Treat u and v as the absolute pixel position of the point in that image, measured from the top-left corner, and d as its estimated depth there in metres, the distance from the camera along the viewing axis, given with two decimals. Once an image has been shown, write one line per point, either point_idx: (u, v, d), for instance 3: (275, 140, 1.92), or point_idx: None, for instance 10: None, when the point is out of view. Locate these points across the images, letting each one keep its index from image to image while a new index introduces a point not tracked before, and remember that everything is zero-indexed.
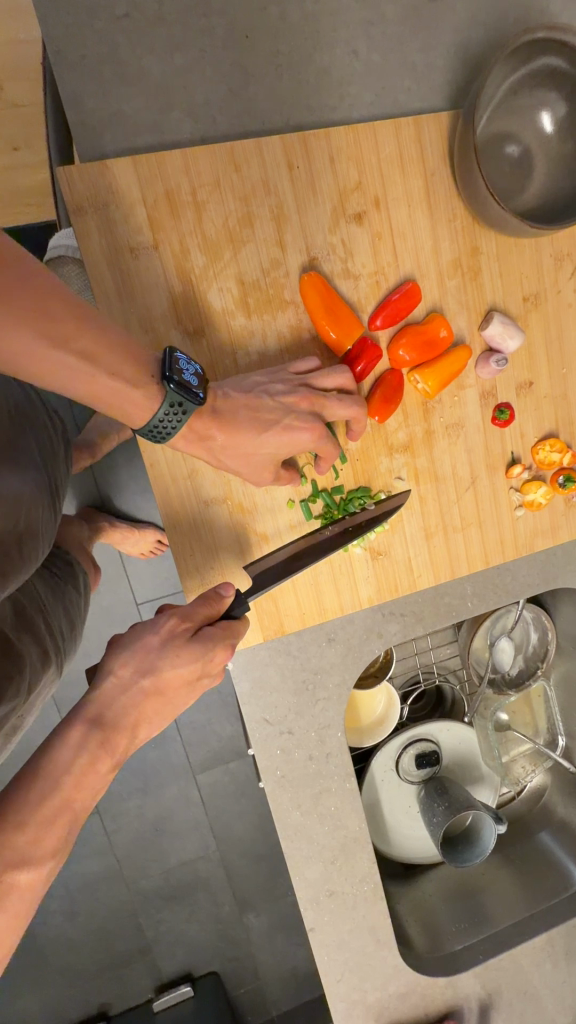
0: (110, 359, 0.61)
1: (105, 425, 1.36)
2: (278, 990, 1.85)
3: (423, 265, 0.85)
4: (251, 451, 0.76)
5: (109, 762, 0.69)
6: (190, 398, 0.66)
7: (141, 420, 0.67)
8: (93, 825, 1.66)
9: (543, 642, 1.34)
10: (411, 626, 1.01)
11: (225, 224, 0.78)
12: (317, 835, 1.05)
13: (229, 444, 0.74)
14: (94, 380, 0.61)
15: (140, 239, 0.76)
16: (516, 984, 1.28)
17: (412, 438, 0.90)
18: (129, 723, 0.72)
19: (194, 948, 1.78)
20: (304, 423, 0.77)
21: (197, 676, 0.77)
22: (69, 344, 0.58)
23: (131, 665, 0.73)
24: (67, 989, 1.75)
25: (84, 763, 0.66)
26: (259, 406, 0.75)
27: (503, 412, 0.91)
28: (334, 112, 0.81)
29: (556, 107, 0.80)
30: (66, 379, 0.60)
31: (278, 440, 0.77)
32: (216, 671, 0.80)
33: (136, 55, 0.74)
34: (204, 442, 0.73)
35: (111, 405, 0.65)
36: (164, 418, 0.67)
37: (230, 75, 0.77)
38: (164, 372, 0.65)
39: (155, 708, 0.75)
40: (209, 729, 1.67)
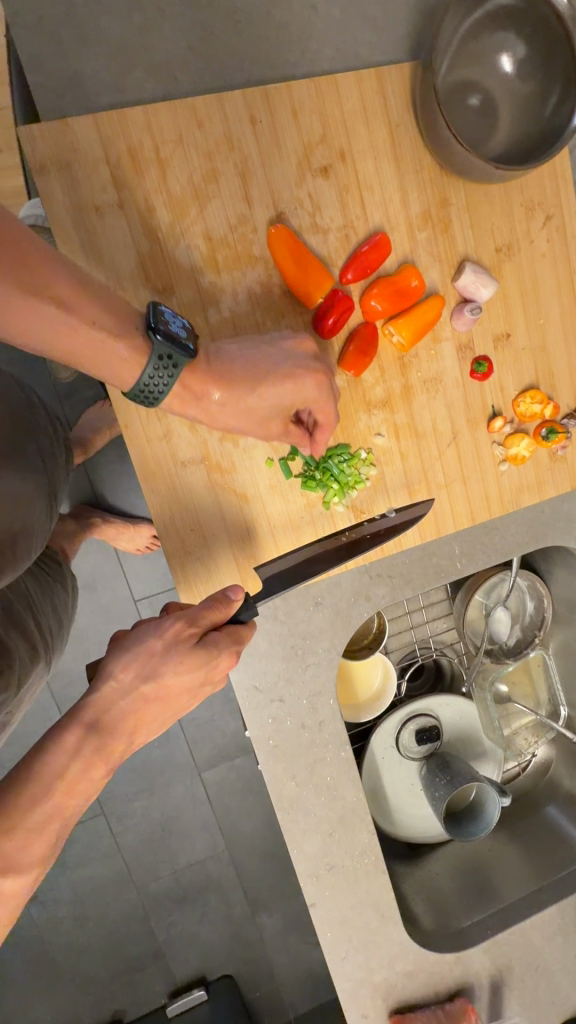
0: (89, 307, 0.59)
1: (94, 418, 1.36)
2: (295, 991, 1.81)
3: (392, 217, 0.85)
4: (253, 407, 0.75)
5: (104, 770, 0.67)
6: (179, 350, 0.65)
7: (129, 378, 0.65)
8: (99, 828, 1.64)
9: (539, 609, 1.31)
10: (399, 589, 1.00)
11: (189, 181, 0.78)
12: (314, 806, 1.03)
13: (228, 402, 0.73)
14: (76, 334, 0.59)
15: (105, 197, 0.76)
16: (527, 959, 1.25)
17: (391, 394, 0.90)
18: (127, 729, 0.70)
19: (207, 950, 1.76)
20: (306, 367, 0.76)
21: (200, 683, 0.74)
22: (48, 293, 0.56)
23: (133, 671, 0.70)
24: (81, 997, 1.72)
25: (75, 774, 0.65)
26: (260, 358, 0.75)
27: (481, 364, 0.90)
28: (296, 66, 0.81)
29: (516, 48, 0.80)
30: (45, 335, 0.58)
31: (278, 392, 0.76)
32: (221, 676, 0.77)
33: (94, 16, 0.74)
34: (199, 398, 0.71)
35: (96, 363, 0.63)
36: (152, 377, 0.66)
37: (190, 32, 0.77)
38: (149, 325, 0.64)
39: (152, 712, 0.72)
40: (212, 724, 1.65)
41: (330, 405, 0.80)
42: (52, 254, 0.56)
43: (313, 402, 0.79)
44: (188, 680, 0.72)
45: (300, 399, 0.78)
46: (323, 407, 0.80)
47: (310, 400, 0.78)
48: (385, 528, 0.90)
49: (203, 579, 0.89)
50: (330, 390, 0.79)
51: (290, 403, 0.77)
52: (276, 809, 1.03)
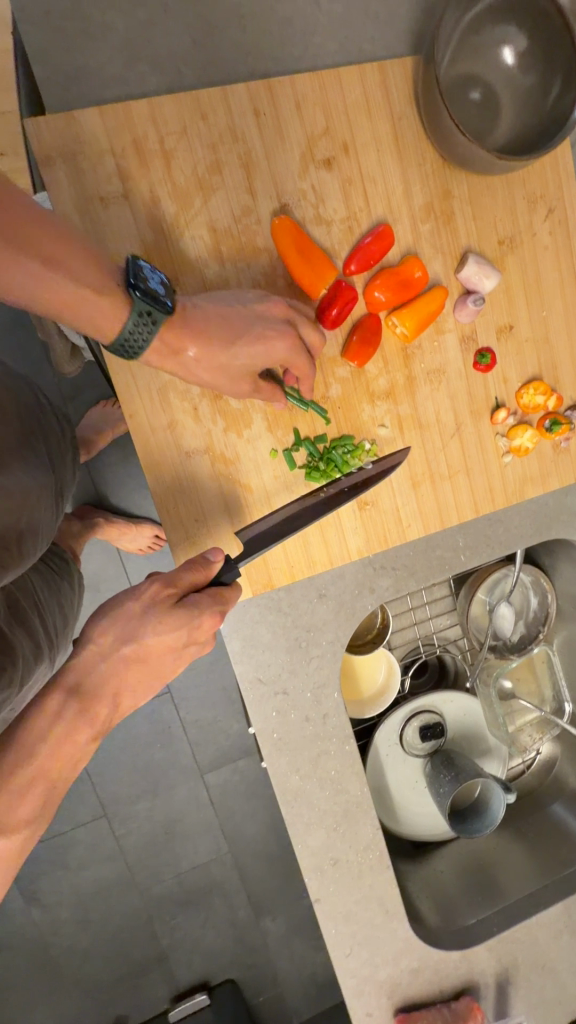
0: (71, 262, 0.60)
1: (98, 418, 1.37)
2: (299, 997, 1.80)
3: (395, 209, 0.85)
4: (227, 363, 0.75)
5: (88, 733, 0.72)
6: (158, 305, 0.66)
7: (111, 330, 0.66)
8: (102, 830, 1.63)
9: (544, 605, 1.31)
10: (403, 582, 1.00)
11: (194, 173, 0.79)
12: (317, 800, 1.03)
13: (203, 358, 0.73)
14: (58, 286, 0.60)
15: (110, 189, 0.77)
16: (532, 957, 1.24)
17: (394, 385, 0.90)
18: (110, 692, 0.75)
19: (211, 954, 1.74)
20: (276, 327, 0.77)
21: (184, 645, 0.77)
22: (25, 248, 0.57)
23: (112, 635, 0.74)
24: (84, 1002, 1.71)
25: (58, 737, 0.69)
26: (232, 317, 0.75)
27: (484, 356, 0.91)
28: (300, 60, 0.82)
29: (517, 41, 0.81)
30: (27, 286, 0.59)
31: (251, 351, 0.76)
32: (206, 637, 0.78)
33: (100, 10, 0.75)
34: (176, 356, 0.72)
35: (79, 313, 0.64)
36: (133, 330, 0.67)
37: (194, 26, 0.78)
38: (128, 280, 0.64)
39: (137, 676, 0.76)
40: (216, 726, 1.65)
41: (306, 368, 0.81)
42: (32, 209, 0.57)
43: (289, 360, 0.79)
44: (170, 640, 0.76)
45: (273, 359, 0.78)
46: (301, 362, 0.80)
47: (282, 360, 0.79)
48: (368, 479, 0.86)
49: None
50: (305, 349, 0.79)
51: (263, 363, 0.78)
52: (280, 803, 1.03)
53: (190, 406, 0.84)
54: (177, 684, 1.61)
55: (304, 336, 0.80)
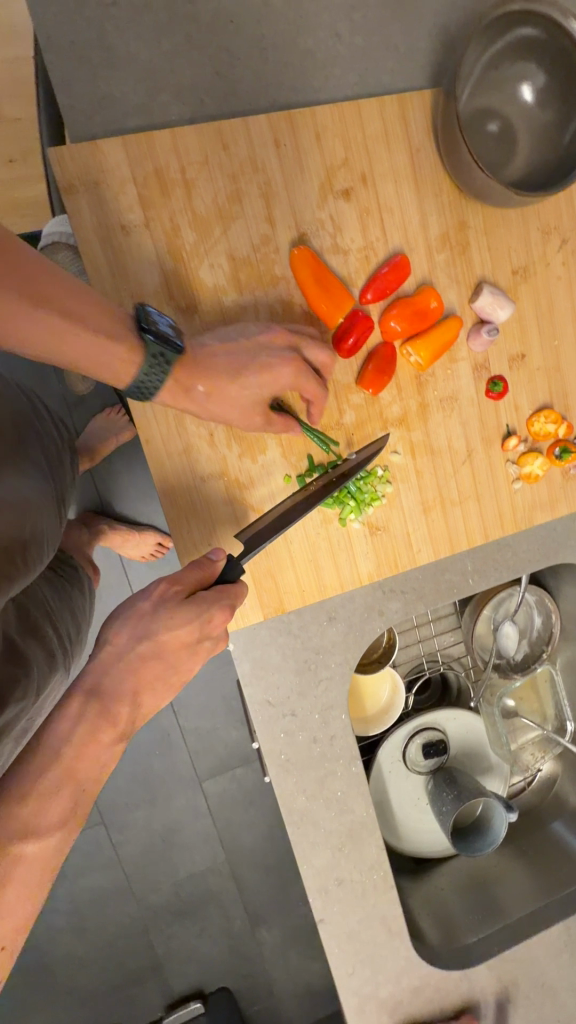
0: (85, 311, 0.62)
1: (102, 427, 1.37)
2: (293, 1007, 1.80)
3: (411, 238, 0.86)
4: (236, 394, 0.77)
5: (111, 734, 0.71)
6: (170, 346, 0.68)
7: (125, 376, 0.68)
8: (100, 838, 1.63)
9: (547, 624, 1.33)
10: (412, 605, 1.00)
11: (214, 201, 0.79)
12: (323, 820, 1.03)
13: (213, 394, 0.75)
14: (76, 337, 0.62)
15: (132, 217, 0.77)
16: (533, 976, 1.25)
17: (407, 411, 0.91)
18: (129, 692, 0.74)
19: (206, 964, 1.75)
20: (280, 356, 0.78)
21: (196, 644, 0.77)
22: (45, 303, 0.59)
23: (125, 634, 0.75)
24: (77, 1009, 1.71)
25: (80, 738, 0.69)
26: (235, 349, 0.77)
27: (496, 384, 0.92)
28: (319, 92, 0.82)
29: (536, 78, 0.82)
30: (42, 337, 0.61)
31: (257, 380, 0.78)
32: (218, 634, 0.79)
33: (124, 41, 0.76)
34: (188, 395, 0.74)
35: (94, 361, 0.65)
36: (148, 375, 0.69)
37: (216, 57, 0.79)
38: (140, 326, 0.67)
39: (155, 674, 0.76)
40: (216, 735, 1.65)
41: (316, 392, 0.82)
42: (45, 266, 0.59)
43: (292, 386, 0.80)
44: (184, 635, 0.76)
45: (277, 388, 0.79)
46: (305, 384, 0.81)
47: (288, 386, 0.80)
48: (351, 468, 0.84)
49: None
50: (311, 374, 0.81)
51: (269, 392, 0.79)
52: (286, 824, 1.03)
53: (206, 432, 0.85)
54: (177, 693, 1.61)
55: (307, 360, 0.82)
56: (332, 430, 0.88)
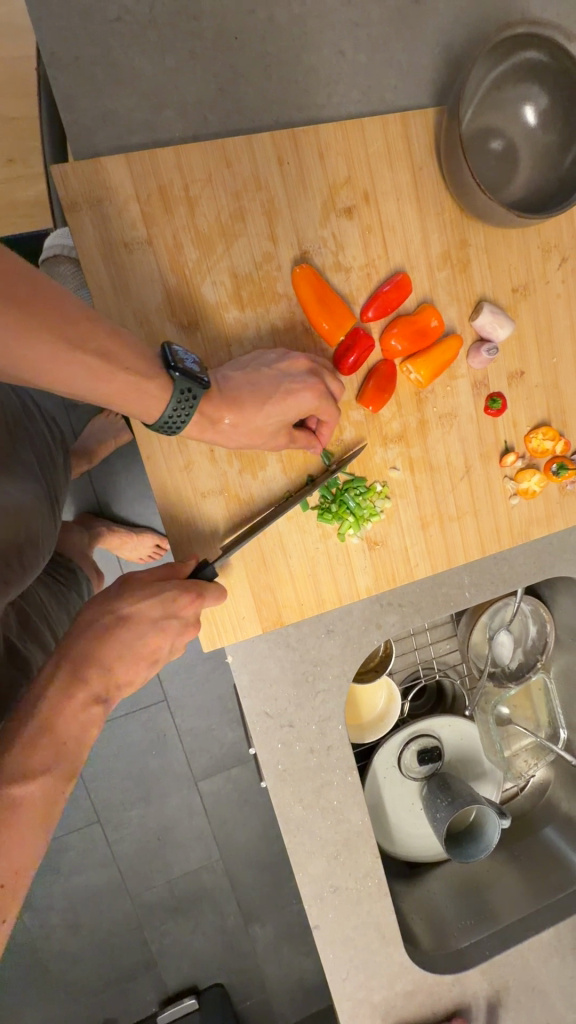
0: (120, 353, 0.63)
1: (100, 428, 1.37)
2: (285, 1003, 1.82)
3: (413, 257, 0.87)
4: (258, 423, 0.78)
5: (86, 696, 0.63)
6: (196, 383, 0.69)
7: (154, 414, 0.69)
8: (95, 835, 1.64)
9: (542, 634, 1.34)
10: (409, 618, 1.01)
11: (217, 220, 0.79)
12: (320, 829, 1.05)
13: (239, 425, 0.76)
14: (111, 377, 0.63)
15: (135, 234, 0.77)
16: (523, 980, 1.27)
17: (406, 428, 0.91)
18: (101, 660, 0.65)
19: (200, 959, 1.76)
20: (303, 380, 0.79)
21: (162, 621, 0.71)
22: (83, 347, 0.59)
23: (93, 606, 0.69)
24: (71, 1004, 1.72)
25: (55, 694, 0.61)
26: (260, 376, 0.78)
27: (495, 401, 0.93)
28: (323, 110, 0.83)
29: (539, 100, 0.82)
30: (81, 380, 0.61)
31: (282, 406, 0.78)
32: (188, 615, 0.74)
33: (128, 57, 0.76)
34: (214, 427, 0.75)
35: (126, 401, 0.66)
36: (175, 411, 0.69)
37: (220, 74, 0.79)
38: (167, 362, 0.68)
39: (125, 644, 0.67)
40: (211, 735, 1.66)
41: (333, 414, 0.83)
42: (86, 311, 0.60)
43: (313, 409, 0.81)
44: (150, 610, 0.71)
45: (301, 413, 0.80)
46: (325, 409, 0.82)
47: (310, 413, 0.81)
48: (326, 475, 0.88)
49: (220, 612, 0.89)
50: (330, 398, 0.82)
51: (293, 417, 0.80)
52: (283, 833, 1.05)
53: (207, 449, 0.85)
54: (173, 693, 1.62)
55: (330, 388, 0.83)
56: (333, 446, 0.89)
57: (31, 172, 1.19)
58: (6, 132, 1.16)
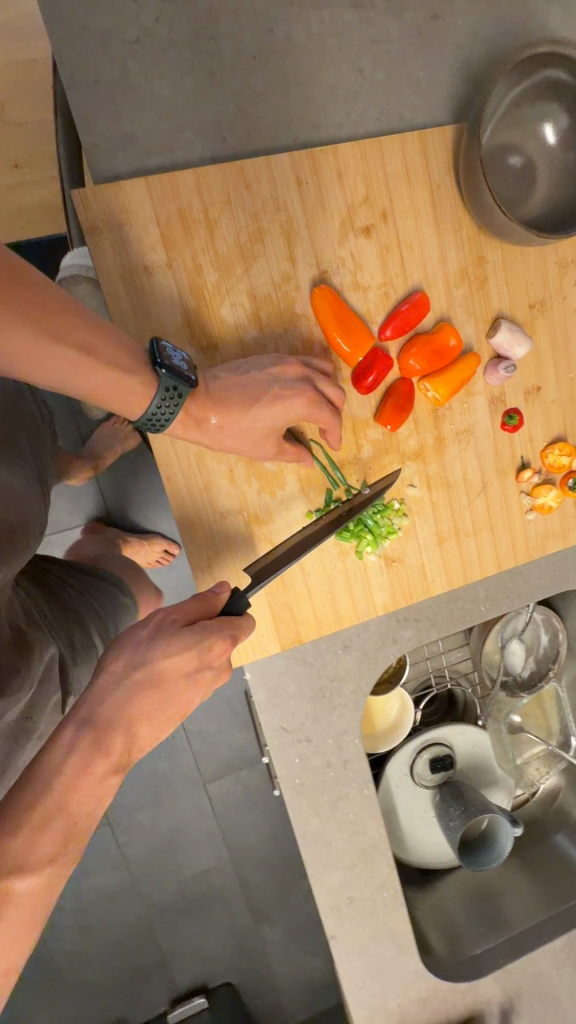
0: (105, 349, 0.63)
1: (107, 434, 1.35)
2: (295, 999, 1.84)
3: (430, 275, 0.87)
4: (250, 430, 0.77)
5: (105, 766, 0.65)
6: (183, 381, 0.68)
7: (140, 412, 0.69)
8: (106, 837, 1.65)
9: (554, 642, 1.32)
10: (425, 631, 1.01)
11: (236, 240, 0.79)
12: (336, 840, 1.05)
13: (226, 426, 0.76)
14: (92, 370, 0.63)
15: (155, 257, 0.77)
16: (536, 986, 1.28)
17: (424, 445, 0.91)
18: (125, 722, 0.68)
19: (210, 959, 1.77)
20: (293, 388, 0.78)
21: (194, 674, 0.72)
22: (62, 338, 0.59)
23: (122, 660, 0.70)
24: (84, 1002, 1.74)
25: (73, 769, 0.63)
26: (249, 381, 0.77)
27: (512, 417, 0.92)
28: (341, 128, 0.82)
29: (559, 117, 0.82)
30: (61, 373, 0.62)
31: (269, 412, 0.78)
32: (220, 663, 0.74)
33: (147, 79, 0.76)
34: (200, 426, 0.74)
35: (112, 400, 0.67)
36: (159, 408, 0.69)
37: (239, 93, 0.79)
38: (155, 361, 0.67)
39: (150, 706, 0.69)
40: (220, 738, 1.66)
41: (329, 421, 0.82)
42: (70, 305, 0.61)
43: (306, 418, 0.81)
44: (182, 661, 0.71)
45: (290, 419, 0.79)
46: (322, 417, 0.81)
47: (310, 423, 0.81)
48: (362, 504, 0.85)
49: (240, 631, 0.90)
50: (324, 405, 0.80)
51: (283, 425, 0.79)
52: (299, 844, 1.05)
53: (226, 467, 0.85)
54: None
55: (323, 391, 0.81)
56: (350, 464, 0.89)
57: (39, 178, 1.18)
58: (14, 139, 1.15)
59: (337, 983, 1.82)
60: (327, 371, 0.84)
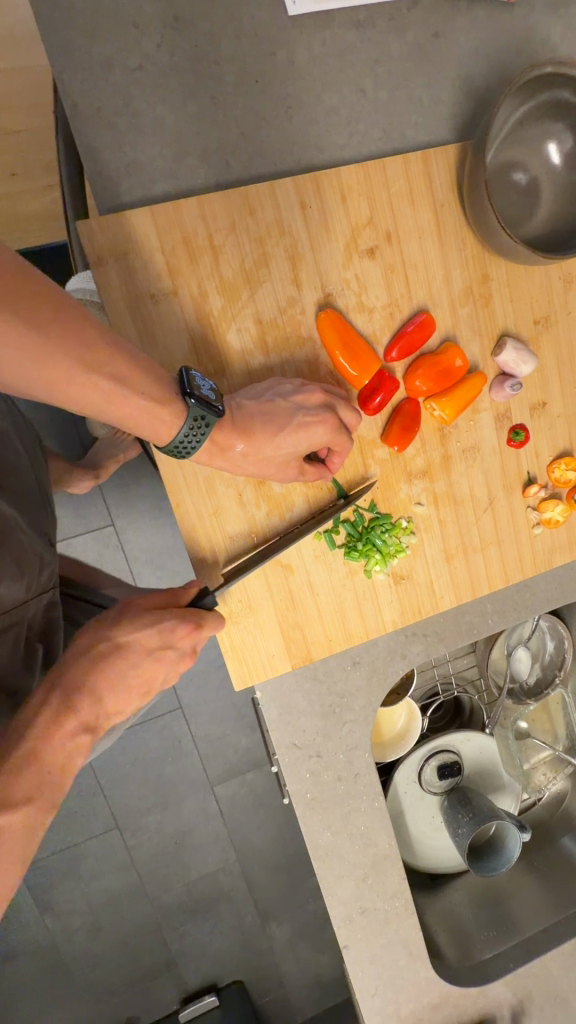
0: (139, 379, 0.64)
1: (108, 445, 1.34)
2: (303, 997, 1.86)
3: (435, 294, 0.87)
4: (272, 454, 0.78)
5: (75, 724, 0.64)
6: (211, 410, 0.69)
7: (167, 437, 0.70)
8: (114, 842, 1.64)
9: (560, 649, 1.34)
10: (433, 646, 1.02)
11: (241, 266, 0.79)
12: (347, 852, 1.07)
13: (250, 453, 0.77)
14: (126, 399, 0.63)
15: (161, 285, 0.77)
16: (546, 988, 1.29)
17: (431, 463, 0.92)
18: (95, 686, 0.67)
19: (219, 958, 1.79)
20: (317, 414, 0.79)
21: (157, 653, 0.72)
22: (100, 369, 0.60)
23: (90, 630, 0.69)
24: (94, 1004, 1.74)
25: (46, 723, 0.62)
26: (272, 408, 0.78)
27: (518, 433, 0.93)
28: (344, 149, 0.82)
29: (563, 137, 0.83)
30: (97, 402, 0.62)
31: (295, 438, 0.79)
32: (184, 646, 0.74)
33: (150, 105, 0.75)
34: (225, 453, 0.75)
35: (138, 425, 0.67)
36: (187, 435, 0.70)
37: (242, 117, 0.78)
38: (184, 389, 0.68)
39: (119, 674, 0.69)
40: (226, 741, 1.66)
41: (342, 444, 0.83)
42: (108, 334, 0.61)
43: (327, 442, 0.82)
44: (148, 637, 0.71)
45: (313, 443, 0.80)
46: (337, 441, 0.82)
47: (324, 442, 0.81)
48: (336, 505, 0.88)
49: (250, 651, 0.91)
50: (341, 428, 0.82)
51: (305, 448, 0.80)
52: (311, 856, 1.07)
53: (235, 491, 0.86)
54: (188, 700, 1.62)
55: (343, 419, 0.83)
56: (358, 484, 0.90)
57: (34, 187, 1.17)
58: (7, 145, 1.09)
59: (344, 979, 1.83)
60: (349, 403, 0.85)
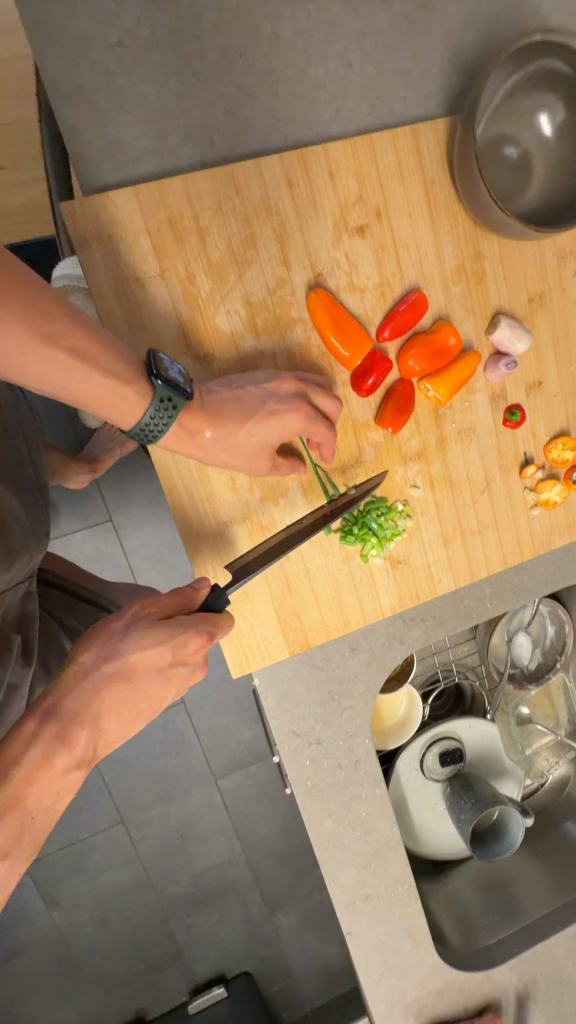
0: (105, 357, 0.62)
1: (104, 437, 1.32)
2: (312, 986, 1.86)
3: (427, 272, 0.85)
4: (243, 444, 0.77)
5: (68, 760, 0.63)
6: (178, 393, 0.68)
7: (130, 420, 0.67)
8: (119, 836, 1.64)
9: (560, 634, 1.33)
10: (432, 631, 1.01)
11: (229, 247, 0.78)
12: (349, 839, 1.06)
13: (219, 439, 0.75)
14: (88, 376, 0.61)
15: (147, 268, 0.76)
16: (551, 973, 1.29)
17: (426, 445, 0.90)
18: (91, 716, 0.65)
19: (226, 948, 1.79)
20: (288, 403, 0.78)
21: (167, 670, 0.68)
22: (60, 342, 0.58)
23: (93, 651, 0.65)
24: (103, 997, 1.75)
25: (36, 761, 0.61)
26: (246, 398, 0.76)
27: (514, 413, 0.92)
28: (331, 125, 0.80)
29: (554, 108, 0.81)
30: (58, 378, 0.60)
31: (265, 429, 0.77)
32: (195, 660, 0.70)
33: (131, 82, 0.74)
34: (194, 440, 0.73)
35: (103, 406, 0.65)
36: (153, 418, 0.68)
37: (226, 94, 0.77)
38: (151, 372, 0.66)
39: (119, 701, 0.66)
40: (228, 734, 1.66)
41: (327, 436, 0.82)
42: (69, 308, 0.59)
43: (304, 431, 0.80)
44: (154, 656, 0.67)
45: (285, 435, 0.79)
46: (319, 431, 0.81)
47: (296, 432, 0.80)
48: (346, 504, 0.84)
49: (247, 638, 0.90)
50: (319, 420, 0.80)
51: (277, 439, 0.79)
52: (313, 846, 1.06)
53: (228, 477, 0.85)
54: (190, 694, 1.61)
55: (317, 406, 0.81)
56: (351, 466, 0.89)
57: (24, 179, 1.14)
58: None
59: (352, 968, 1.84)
60: (330, 390, 0.84)
